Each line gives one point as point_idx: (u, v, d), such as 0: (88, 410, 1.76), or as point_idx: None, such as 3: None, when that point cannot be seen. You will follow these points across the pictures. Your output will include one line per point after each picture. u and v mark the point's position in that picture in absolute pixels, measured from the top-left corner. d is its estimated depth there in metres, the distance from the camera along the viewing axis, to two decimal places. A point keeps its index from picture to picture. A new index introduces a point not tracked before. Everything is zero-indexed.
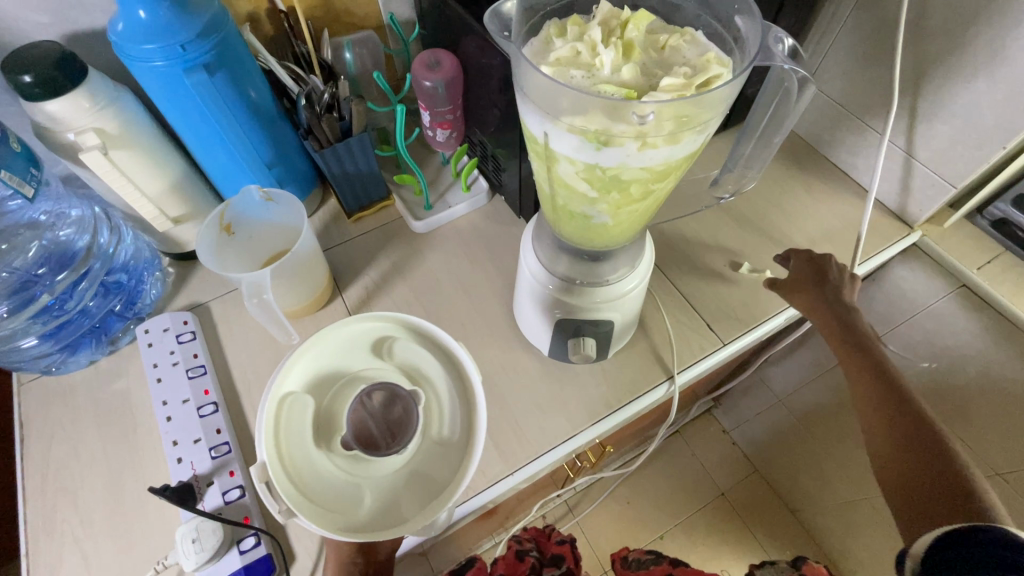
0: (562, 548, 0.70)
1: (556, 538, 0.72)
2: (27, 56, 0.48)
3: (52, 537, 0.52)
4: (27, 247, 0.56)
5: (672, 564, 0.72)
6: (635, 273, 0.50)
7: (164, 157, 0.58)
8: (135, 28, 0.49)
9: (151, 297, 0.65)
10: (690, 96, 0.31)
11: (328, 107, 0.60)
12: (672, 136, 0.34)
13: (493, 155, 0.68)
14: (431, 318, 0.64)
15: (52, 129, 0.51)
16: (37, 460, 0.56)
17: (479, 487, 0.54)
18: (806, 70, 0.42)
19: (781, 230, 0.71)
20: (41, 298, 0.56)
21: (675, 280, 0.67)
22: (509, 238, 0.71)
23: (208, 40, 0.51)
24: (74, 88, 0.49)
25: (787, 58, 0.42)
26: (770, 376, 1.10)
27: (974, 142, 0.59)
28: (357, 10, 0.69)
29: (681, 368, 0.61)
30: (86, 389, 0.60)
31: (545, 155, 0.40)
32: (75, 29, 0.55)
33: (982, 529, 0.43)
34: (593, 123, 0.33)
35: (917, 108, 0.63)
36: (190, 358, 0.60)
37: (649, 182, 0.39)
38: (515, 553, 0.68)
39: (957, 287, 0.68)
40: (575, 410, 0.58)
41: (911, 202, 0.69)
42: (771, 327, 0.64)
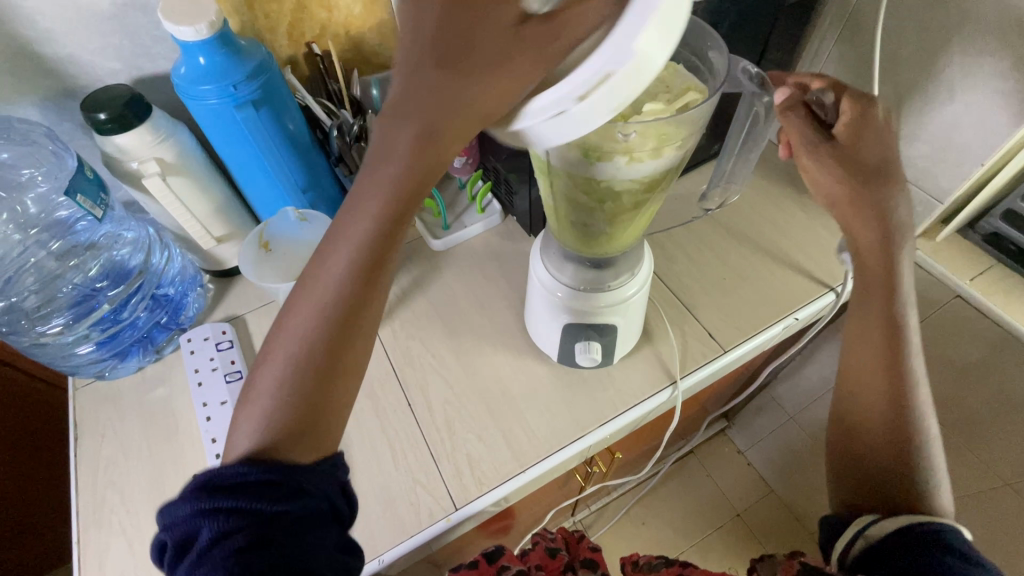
0: (595, 556, 0.61)
1: (587, 543, 0.63)
2: (103, 98, 0.56)
3: (100, 525, 0.56)
4: (88, 265, 0.62)
5: (684, 564, 0.63)
6: (634, 279, 0.55)
7: (212, 184, 0.66)
8: (194, 72, 0.56)
9: (193, 310, 0.71)
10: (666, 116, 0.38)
11: (357, 137, 0.69)
12: (657, 150, 0.40)
13: (506, 179, 0.74)
14: (449, 329, 0.69)
15: (119, 158, 0.58)
16: (88, 455, 0.61)
17: (493, 483, 0.58)
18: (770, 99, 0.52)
19: (779, 245, 0.74)
20: (100, 308, 0.63)
21: (678, 292, 0.71)
22: (520, 254, 0.76)
23: (256, 81, 0.58)
24: (140, 124, 0.57)
25: (753, 88, 0.52)
26: (780, 393, 1.11)
27: (955, 160, 0.63)
28: (383, 52, 0.77)
29: (683, 374, 0.64)
30: (133, 392, 0.66)
31: (547, 172, 0.46)
32: (142, 74, 0.63)
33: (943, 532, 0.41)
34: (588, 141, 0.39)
35: (900, 130, 0.67)
36: (228, 364, 0.66)
37: (640, 192, 0.45)
38: (547, 547, 0.61)
39: (952, 298, 0.71)
40: (583, 413, 0.62)
41: None
42: (769, 335, 0.67)
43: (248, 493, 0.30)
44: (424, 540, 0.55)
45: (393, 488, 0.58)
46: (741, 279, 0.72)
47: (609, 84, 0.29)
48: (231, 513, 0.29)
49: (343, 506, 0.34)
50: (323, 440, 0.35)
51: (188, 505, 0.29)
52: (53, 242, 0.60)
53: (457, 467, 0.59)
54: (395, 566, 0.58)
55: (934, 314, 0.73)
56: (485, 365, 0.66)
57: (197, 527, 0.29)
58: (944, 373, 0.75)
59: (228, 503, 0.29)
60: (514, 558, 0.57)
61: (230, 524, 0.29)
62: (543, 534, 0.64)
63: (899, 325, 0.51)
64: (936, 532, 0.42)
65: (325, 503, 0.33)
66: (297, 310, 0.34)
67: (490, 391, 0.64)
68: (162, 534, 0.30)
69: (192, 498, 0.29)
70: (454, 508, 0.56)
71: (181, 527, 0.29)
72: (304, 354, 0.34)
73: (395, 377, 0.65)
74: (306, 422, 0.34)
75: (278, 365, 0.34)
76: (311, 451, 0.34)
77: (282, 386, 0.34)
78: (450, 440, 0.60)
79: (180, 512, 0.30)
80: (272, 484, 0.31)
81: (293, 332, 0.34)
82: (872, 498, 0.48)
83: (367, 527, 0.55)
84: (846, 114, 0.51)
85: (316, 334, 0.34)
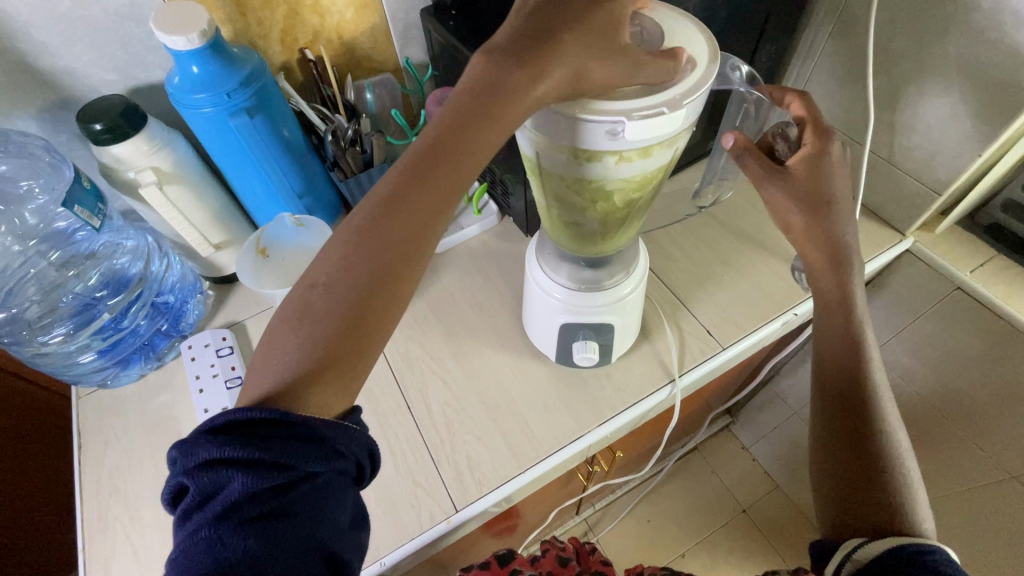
0: (605, 568, 0.59)
1: (598, 555, 0.61)
2: (99, 109, 0.56)
3: (105, 532, 0.57)
4: (89, 274, 0.63)
5: None
6: (630, 278, 0.55)
7: (209, 191, 0.66)
8: (188, 81, 0.57)
9: (193, 317, 0.71)
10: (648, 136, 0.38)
11: (352, 142, 0.70)
12: (647, 149, 0.40)
13: (501, 180, 0.74)
14: (448, 331, 0.69)
15: (116, 168, 0.58)
16: (91, 463, 0.61)
17: (493, 484, 0.58)
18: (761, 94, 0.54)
19: (777, 240, 0.74)
20: (101, 317, 0.63)
21: (676, 289, 0.71)
22: (518, 255, 0.76)
23: (250, 88, 0.59)
24: (136, 133, 0.57)
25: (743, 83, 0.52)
26: (784, 389, 1.10)
27: (952, 152, 0.63)
28: (377, 56, 0.77)
29: (682, 371, 0.64)
30: (135, 400, 0.66)
31: (539, 170, 0.47)
32: (137, 84, 0.64)
33: (931, 551, 0.41)
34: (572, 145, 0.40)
35: (896, 122, 0.67)
36: (228, 370, 0.67)
37: (632, 190, 0.46)
38: (559, 554, 0.59)
39: (953, 291, 0.70)
40: (582, 412, 0.62)
41: (900, 210, 0.72)
42: (769, 331, 0.67)
43: (279, 452, 0.31)
44: (426, 541, 0.56)
45: (393, 491, 0.58)
46: (739, 276, 0.71)
47: (634, 118, 0.37)
48: (263, 470, 0.30)
49: (364, 466, 0.36)
50: (347, 388, 0.35)
51: (218, 449, 0.30)
52: (52, 253, 0.60)
53: (457, 469, 0.59)
54: (398, 567, 0.58)
55: (935, 306, 0.73)
56: (484, 366, 0.66)
57: (226, 477, 0.29)
58: (946, 366, 0.75)
59: (259, 458, 0.30)
60: (526, 562, 0.58)
61: (260, 481, 0.30)
62: (556, 540, 0.64)
63: (857, 339, 0.53)
64: (923, 551, 0.41)
65: (350, 466, 0.34)
66: (335, 266, 0.35)
67: (489, 392, 0.64)
68: (183, 468, 0.30)
69: (226, 444, 0.30)
70: (454, 510, 0.56)
71: (207, 469, 0.30)
72: (341, 306, 0.35)
73: (395, 380, 0.66)
74: (330, 371, 0.34)
75: (306, 314, 0.35)
76: (333, 400, 0.34)
77: (312, 335, 0.34)
78: (451, 442, 0.61)
79: (207, 452, 0.30)
80: (303, 444, 0.32)
81: (327, 287, 0.35)
82: (856, 519, 0.46)
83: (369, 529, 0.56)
84: (809, 144, 0.50)
85: (355, 286, 0.35)
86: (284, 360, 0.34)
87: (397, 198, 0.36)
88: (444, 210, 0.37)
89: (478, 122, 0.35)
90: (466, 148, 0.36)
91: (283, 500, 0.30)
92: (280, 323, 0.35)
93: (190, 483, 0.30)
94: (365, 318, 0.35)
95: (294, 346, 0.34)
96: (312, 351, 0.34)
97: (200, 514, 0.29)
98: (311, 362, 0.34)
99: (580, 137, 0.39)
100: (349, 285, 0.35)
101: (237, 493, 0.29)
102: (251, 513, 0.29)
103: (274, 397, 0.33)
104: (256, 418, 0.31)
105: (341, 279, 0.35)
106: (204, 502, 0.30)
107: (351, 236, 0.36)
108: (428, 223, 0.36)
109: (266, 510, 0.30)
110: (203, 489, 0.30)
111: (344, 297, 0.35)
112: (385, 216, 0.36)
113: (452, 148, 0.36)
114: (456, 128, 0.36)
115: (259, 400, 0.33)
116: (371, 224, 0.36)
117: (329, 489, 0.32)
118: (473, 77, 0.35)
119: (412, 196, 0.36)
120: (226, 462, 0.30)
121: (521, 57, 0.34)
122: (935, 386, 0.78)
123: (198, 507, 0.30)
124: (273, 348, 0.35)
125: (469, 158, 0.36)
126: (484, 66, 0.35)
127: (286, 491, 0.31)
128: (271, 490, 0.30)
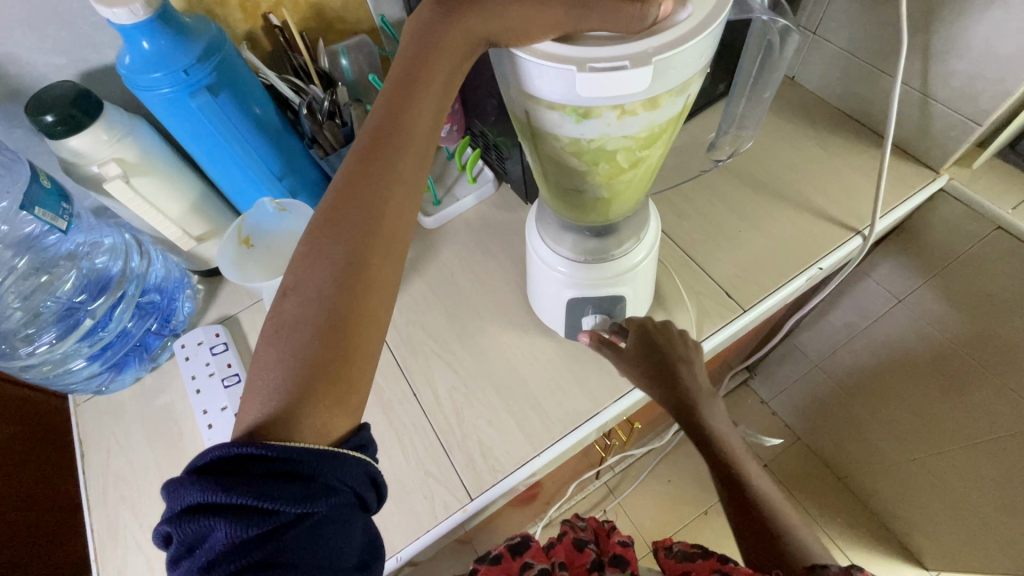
0: (625, 551, 0.56)
1: (617, 537, 0.59)
2: (48, 98, 0.51)
3: (117, 541, 0.56)
4: (66, 276, 0.59)
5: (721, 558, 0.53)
6: (642, 244, 0.51)
7: (182, 180, 0.62)
8: (140, 59, 0.51)
9: (184, 313, 0.68)
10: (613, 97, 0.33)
11: (330, 114, 0.64)
12: (652, 101, 0.35)
13: (495, 145, 0.68)
14: (450, 311, 0.66)
15: (77, 163, 0.54)
16: (96, 472, 0.60)
17: (508, 468, 0.55)
18: (787, 22, 0.48)
19: (797, 189, 0.68)
20: (85, 321, 0.60)
21: (690, 250, 0.66)
22: (518, 224, 0.72)
23: (210, 62, 0.53)
24: (93, 123, 0.52)
25: (766, 11, 0.46)
26: (803, 341, 1.05)
27: (996, 75, 0.56)
28: (348, 17, 0.70)
29: (701, 338, 0.60)
30: (133, 404, 0.64)
31: (532, 134, 0.42)
32: (88, 67, 0.59)
33: None
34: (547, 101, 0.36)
35: (930, 46, 0.60)
36: (225, 367, 0.64)
37: (637, 148, 0.40)
38: (575, 539, 0.58)
39: (993, 230, 0.64)
40: (596, 388, 0.59)
41: (933, 146, 0.66)
42: (792, 289, 0.62)
43: (262, 495, 0.28)
44: (442, 532, 0.54)
45: (405, 482, 0.56)
46: (758, 231, 0.66)
47: (588, 70, 0.32)
48: (245, 517, 0.27)
49: (367, 498, 0.33)
50: (346, 402, 0.33)
51: (199, 493, 0.28)
52: (22, 258, 0.57)
53: (469, 456, 0.56)
54: (417, 557, 0.57)
55: (973, 249, 0.67)
56: (490, 346, 0.63)
57: (208, 526, 0.27)
58: (983, 311, 0.70)
59: (240, 503, 0.28)
60: (539, 553, 0.55)
61: (242, 530, 0.27)
62: (575, 522, 0.62)
63: None
64: None
65: (347, 500, 0.31)
66: (303, 263, 0.34)
67: (498, 373, 0.61)
68: (171, 512, 0.29)
69: (206, 487, 0.28)
70: (469, 499, 0.54)
71: (191, 516, 0.28)
72: (314, 303, 0.33)
73: (397, 367, 0.62)
74: (324, 388, 0.32)
75: (284, 322, 0.33)
76: (328, 411, 0.32)
77: (287, 337, 0.32)
78: (461, 428, 0.58)
79: (190, 495, 0.28)
80: (289, 482, 0.29)
81: (300, 288, 0.33)
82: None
83: (383, 523, 0.54)
84: None
85: (328, 280, 0.33)
86: (269, 380, 0.32)
87: (354, 175, 0.35)
88: (402, 176, 0.35)
89: (418, 79, 0.36)
90: (412, 106, 0.36)
91: (270, 548, 0.28)
92: (262, 341, 0.33)
93: (176, 529, 0.28)
94: (342, 315, 0.33)
95: (279, 360, 0.32)
96: (296, 365, 0.32)
97: (187, 565, 0.28)
98: (298, 375, 0.32)
99: (531, 90, 0.36)
100: (320, 280, 0.33)
101: (220, 544, 0.27)
102: (235, 566, 0.27)
103: (266, 426, 0.31)
104: (240, 453, 0.29)
105: (313, 276, 0.33)
106: (192, 550, 0.28)
107: (316, 229, 0.34)
108: (388, 194, 0.35)
109: (252, 561, 0.27)
110: (190, 535, 0.28)
111: (316, 293, 0.33)
112: (345, 198, 0.35)
113: (397, 109, 0.35)
114: (398, 90, 0.36)
115: (246, 432, 0.31)
116: (333, 210, 0.34)
117: (323, 530, 0.29)
118: (406, 40, 0.36)
119: (367, 168, 0.35)
120: (209, 507, 0.28)
121: (449, 9, 0.35)
122: (971, 332, 0.73)
123: (186, 555, 0.28)
124: (258, 369, 0.33)
125: (417, 116, 0.36)
126: (415, 28, 0.36)
127: (273, 537, 0.28)
128: (256, 538, 0.28)
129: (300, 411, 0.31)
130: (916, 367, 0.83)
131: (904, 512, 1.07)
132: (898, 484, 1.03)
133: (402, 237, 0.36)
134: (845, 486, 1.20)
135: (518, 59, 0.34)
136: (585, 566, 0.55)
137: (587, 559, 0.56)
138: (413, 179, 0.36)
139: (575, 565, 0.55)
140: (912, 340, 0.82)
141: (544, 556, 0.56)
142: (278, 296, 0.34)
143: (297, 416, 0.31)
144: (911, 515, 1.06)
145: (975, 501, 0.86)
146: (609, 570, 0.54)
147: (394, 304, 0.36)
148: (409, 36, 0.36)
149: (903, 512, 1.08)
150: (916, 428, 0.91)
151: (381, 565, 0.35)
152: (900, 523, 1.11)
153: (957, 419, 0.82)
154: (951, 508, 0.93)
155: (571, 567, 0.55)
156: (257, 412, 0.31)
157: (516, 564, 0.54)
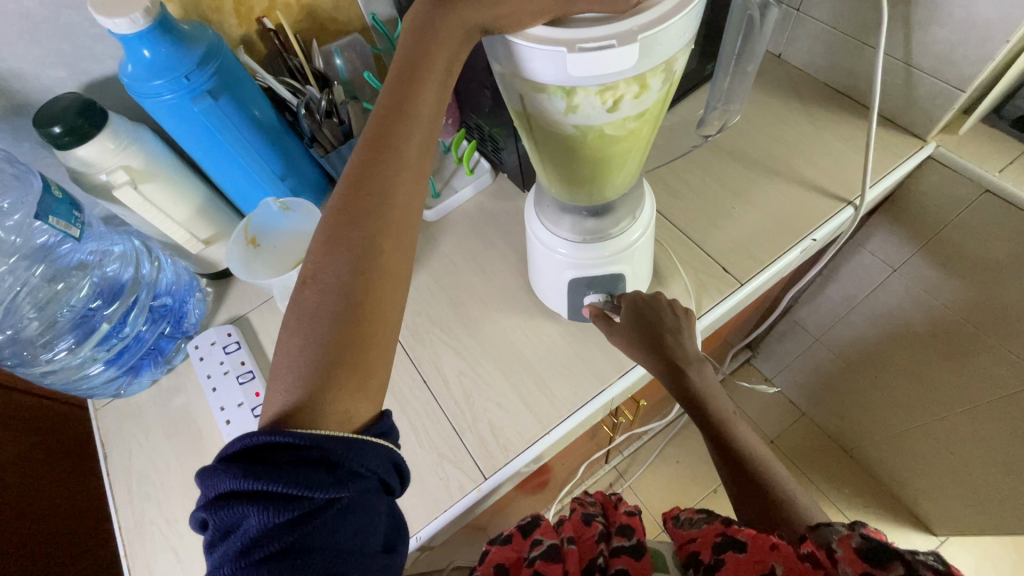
0: (631, 520, 0.58)
1: (623, 508, 0.60)
2: (55, 110, 0.53)
3: (144, 537, 0.58)
4: (80, 285, 0.60)
5: (727, 522, 0.51)
6: (637, 223, 0.52)
7: (188, 185, 0.63)
8: (143, 67, 0.53)
9: (195, 316, 0.70)
10: (602, 77, 0.35)
11: (328, 113, 0.65)
12: (638, 78, 0.37)
13: (490, 135, 0.70)
14: (454, 300, 0.67)
15: (86, 172, 0.56)
16: (120, 470, 0.62)
17: (518, 448, 0.57)
18: None
19: (787, 163, 0.70)
20: (101, 327, 0.62)
21: (685, 229, 0.67)
22: (516, 212, 0.73)
23: (209, 67, 0.54)
24: (99, 132, 0.54)
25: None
26: (803, 317, 1.06)
27: (976, 41, 0.58)
28: (340, 16, 0.72)
29: (702, 312, 0.61)
30: (152, 405, 0.66)
31: (526, 114, 0.44)
32: (90, 78, 0.60)
33: None
34: (538, 88, 0.38)
35: (912, 17, 0.61)
36: (238, 365, 0.66)
37: (626, 122, 0.41)
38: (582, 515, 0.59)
39: (981, 194, 0.66)
40: (601, 366, 0.60)
41: (919, 114, 0.67)
42: (788, 261, 0.64)
43: (291, 482, 0.30)
44: (458, 511, 0.55)
45: (420, 466, 0.57)
46: (750, 206, 0.68)
47: (577, 50, 0.33)
48: (276, 503, 0.29)
49: (390, 483, 0.35)
50: (366, 388, 0.34)
51: (233, 482, 0.29)
52: (37, 268, 0.58)
53: (480, 437, 0.58)
54: (435, 539, 0.58)
55: (963, 214, 0.69)
56: (495, 331, 0.64)
57: (241, 512, 0.29)
58: (975, 277, 0.72)
59: (272, 490, 0.29)
60: (550, 529, 0.56)
61: (275, 515, 0.29)
62: (584, 499, 0.64)
63: None
64: None
65: (371, 486, 0.33)
66: (319, 254, 0.35)
67: (504, 357, 0.62)
68: (206, 499, 0.30)
69: (238, 475, 0.29)
70: (483, 478, 0.56)
71: (226, 502, 0.29)
72: (333, 291, 0.34)
73: (407, 356, 0.64)
74: (347, 373, 0.34)
75: (306, 311, 0.34)
76: (355, 403, 0.34)
77: (309, 329, 0.34)
78: (471, 411, 0.60)
79: (223, 483, 0.30)
80: (316, 469, 0.31)
81: (319, 277, 0.35)
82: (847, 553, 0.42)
83: (402, 505, 0.56)
84: None
85: (345, 268, 0.35)
86: (293, 369, 0.34)
87: (363, 164, 0.36)
88: (408, 163, 0.37)
89: (419, 69, 0.37)
90: (414, 95, 0.37)
91: (302, 532, 0.29)
92: (285, 332, 0.35)
93: (211, 516, 0.30)
94: (360, 300, 0.35)
95: (301, 348, 0.34)
96: (318, 351, 0.34)
97: (223, 549, 0.29)
98: (319, 362, 0.33)
99: (523, 72, 0.37)
100: (338, 268, 0.35)
101: (254, 528, 0.29)
102: (269, 550, 0.28)
103: (293, 414, 0.32)
104: (270, 442, 0.31)
105: (330, 265, 0.35)
106: (227, 536, 0.30)
107: (331, 219, 0.36)
108: (396, 181, 0.36)
109: (284, 544, 0.29)
110: (225, 521, 0.30)
111: (334, 282, 0.35)
112: (356, 187, 0.36)
113: (400, 98, 0.37)
114: (401, 81, 0.37)
115: (272, 422, 0.33)
116: (346, 199, 0.36)
117: (350, 514, 0.31)
118: (405, 34, 0.38)
119: (375, 156, 0.36)
120: (241, 494, 0.29)
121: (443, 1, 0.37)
122: (965, 297, 0.74)
123: (221, 541, 0.30)
124: (282, 359, 0.34)
125: (419, 104, 0.37)
126: (414, 22, 0.38)
127: (302, 523, 0.30)
128: (287, 523, 0.29)
129: (324, 391, 0.33)
130: (917, 334, 0.85)
131: (912, 479, 1.09)
132: (905, 450, 1.04)
133: (411, 222, 0.38)
134: (851, 458, 1.22)
135: (510, 44, 0.36)
136: (592, 537, 0.56)
137: (595, 531, 0.56)
138: (419, 165, 0.38)
139: (584, 537, 0.56)
140: (910, 309, 0.83)
141: (554, 532, 0.56)
142: (296, 289, 0.36)
143: (319, 396, 0.33)
144: (916, 480, 1.08)
145: (979, 463, 0.88)
146: (617, 539, 0.55)
147: (407, 289, 0.37)
148: (409, 29, 0.38)
149: (910, 479, 1.09)
150: (918, 394, 0.92)
151: (406, 547, 0.36)
152: (908, 491, 1.13)
153: (957, 383, 0.84)
154: (956, 471, 0.94)
155: (581, 539, 0.56)
156: (285, 396, 0.33)
157: (526, 542, 0.55)
